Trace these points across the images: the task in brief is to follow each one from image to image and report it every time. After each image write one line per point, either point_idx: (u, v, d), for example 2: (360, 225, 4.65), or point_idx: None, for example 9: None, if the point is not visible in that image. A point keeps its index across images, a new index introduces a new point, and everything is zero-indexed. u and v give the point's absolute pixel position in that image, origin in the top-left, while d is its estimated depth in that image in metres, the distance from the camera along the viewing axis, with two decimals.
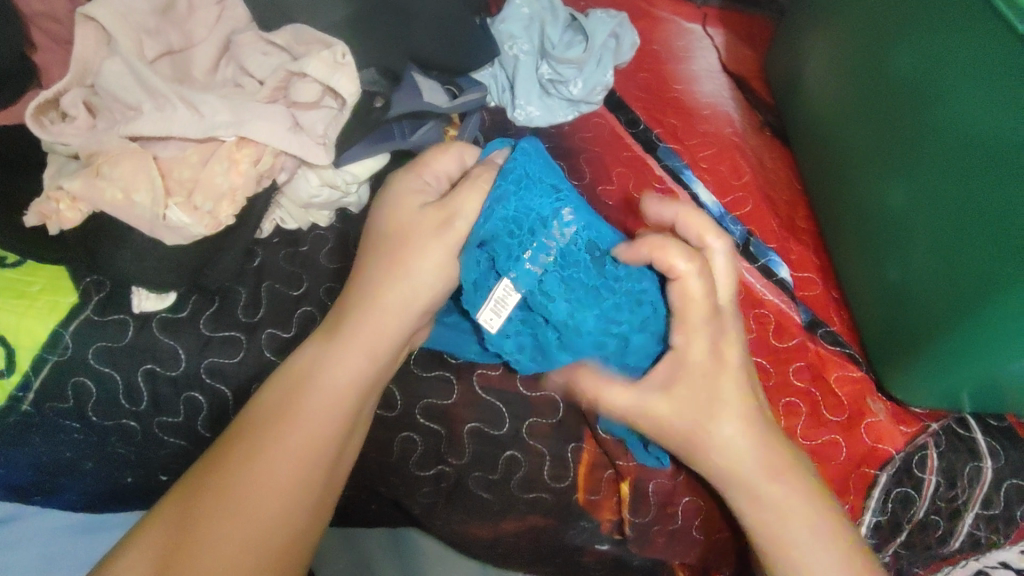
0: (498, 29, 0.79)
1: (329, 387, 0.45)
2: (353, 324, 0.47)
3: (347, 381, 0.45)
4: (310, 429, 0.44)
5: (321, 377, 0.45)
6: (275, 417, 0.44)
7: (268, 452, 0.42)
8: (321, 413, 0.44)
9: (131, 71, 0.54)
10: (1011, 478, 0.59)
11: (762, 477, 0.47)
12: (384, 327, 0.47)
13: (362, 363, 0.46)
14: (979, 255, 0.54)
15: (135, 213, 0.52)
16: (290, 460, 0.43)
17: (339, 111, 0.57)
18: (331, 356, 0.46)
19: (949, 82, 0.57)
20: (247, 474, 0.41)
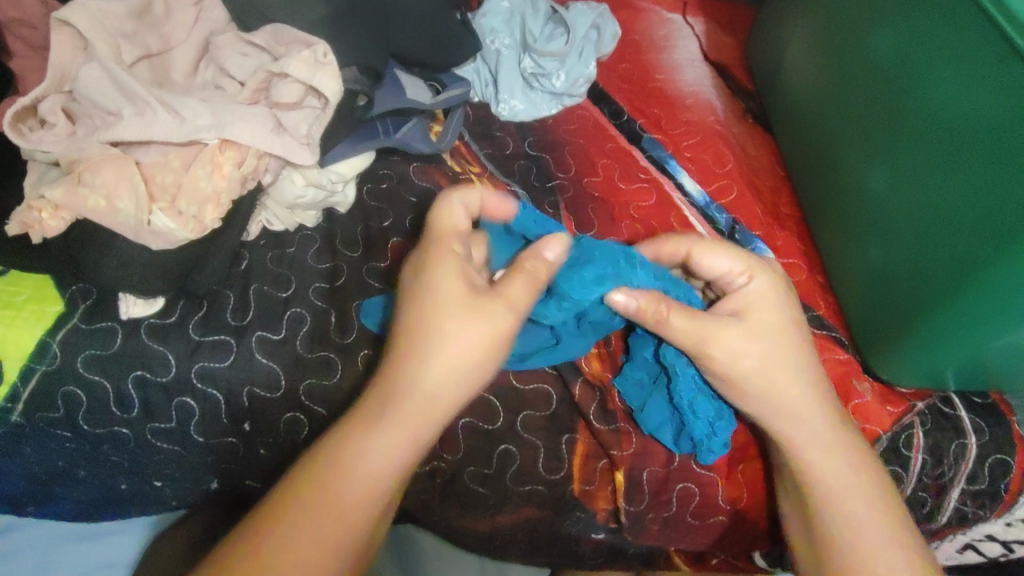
0: (479, 23, 0.80)
1: (391, 449, 0.42)
2: (400, 398, 0.43)
3: (389, 467, 0.42)
4: (353, 512, 0.41)
5: (364, 462, 0.41)
6: (322, 497, 0.40)
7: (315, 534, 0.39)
8: (366, 498, 0.41)
9: (109, 76, 0.54)
10: (995, 454, 0.60)
11: (851, 479, 0.49)
12: (428, 412, 0.43)
13: (403, 448, 0.42)
14: (960, 236, 0.55)
15: (119, 220, 0.51)
16: (334, 542, 0.40)
17: (321, 110, 0.57)
18: (373, 439, 0.42)
19: (928, 64, 0.57)
20: (309, 533, 0.39)
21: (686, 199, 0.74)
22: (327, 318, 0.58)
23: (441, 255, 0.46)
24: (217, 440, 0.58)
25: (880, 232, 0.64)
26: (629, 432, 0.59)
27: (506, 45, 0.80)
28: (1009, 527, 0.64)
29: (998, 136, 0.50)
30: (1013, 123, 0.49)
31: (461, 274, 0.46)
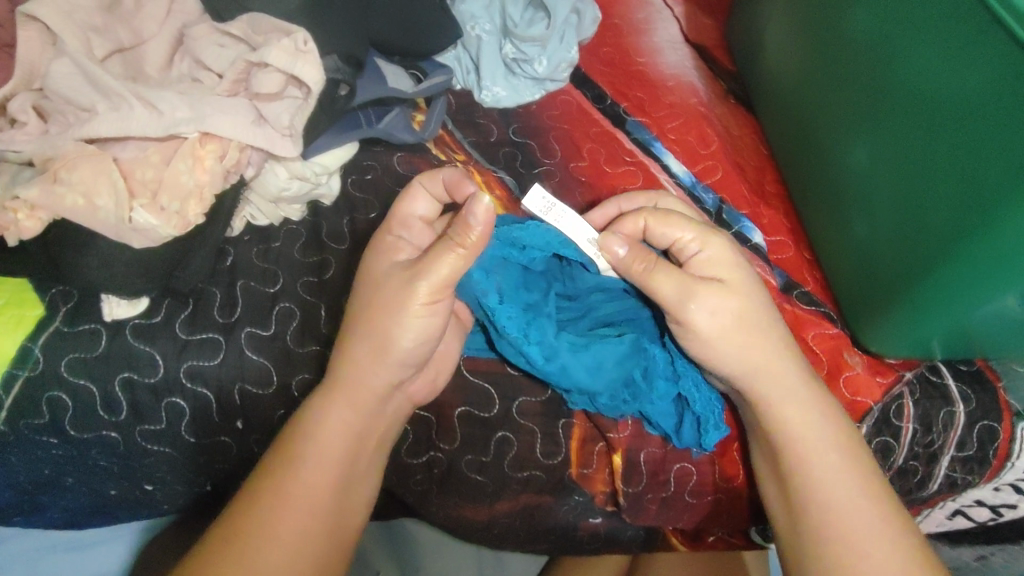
0: (459, 9, 0.78)
1: (341, 415, 0.47)
2: (349, 373, 0.48)
3: (343, 430, 0.47)
4: (317, 475, 0.46)
5: (319, 435, 0.47)
6: (287, 470, 0.45)
7: (289, 501, 0.45)
8: (327, 463, 0.46)
9: (81, 70, 0.52)
10: (982, 420, 0.62)
11: (825, 438, 0.51)
12: (370, 383, 0.48)
13: (347, 415, 0.47)
14: (939, 206, 0.56)
15: (98, 218, 0.50)
16: (307, 505, 0.45)
17: (304, 100, 0.56)
18: (323, 414, 0.47)
19: (902, 37, 0.58)
20: (276, 502, 0.45)
21: (671, 181, 0.75)
22: (318, 311, 0.58)
23: (382, 244, 0.50)
24: (210, 439, 0.57)
25: (864, 207, 0.65)
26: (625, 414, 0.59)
27: (487, 31, 0.78)
28: (997, 491, 0.65)
29: (978, 107, 0.51)
30: (993, 93, 0.49)
31: (398, 258, 0.49)
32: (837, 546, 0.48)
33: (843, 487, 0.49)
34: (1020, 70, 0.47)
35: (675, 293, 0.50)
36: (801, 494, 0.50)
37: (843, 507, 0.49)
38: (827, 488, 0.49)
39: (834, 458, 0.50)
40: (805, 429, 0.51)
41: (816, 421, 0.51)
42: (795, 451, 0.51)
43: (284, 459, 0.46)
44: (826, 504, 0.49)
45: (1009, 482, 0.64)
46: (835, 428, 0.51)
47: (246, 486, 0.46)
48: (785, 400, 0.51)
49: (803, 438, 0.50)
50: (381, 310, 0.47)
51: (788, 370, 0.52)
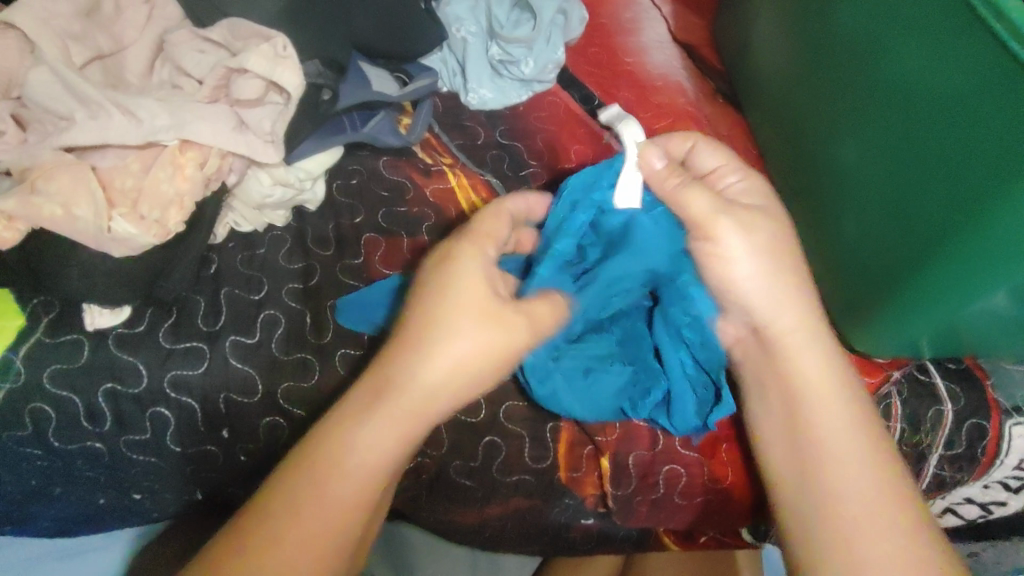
0: (444, 11, 0.78)
1: (377, 441, 0.41)
2: (402, 383, 0.42)
3: (378, 459, 0.41)
4: (334, 511, 0.39)
5: (349, 461, 0.40)
6: (307, 492, 0.39)
7: (305, 532, 0.38)
8: (355, 496, 0.40)
9: (58, 79, 0.52)
10: (970, 419, 0.62)
11: (867, 467, 0.46)
12: (425, 400, 0.42)
13: (393, 443, 0.41)
14: (928, 204, 0.55)
15: (78, 227, 0.49)
16: (322, 543, 0.39)
17: (285, 105, 0.55)
18: (360, 432, 0.40)
19: (889, 34, 0.58)
20: (292, 543, 0.38)
21: None
22: (303, 318, 0.57)
23: (449, 257, 0.45)
24: (195, 449, 0.56)
25: (854, 207, 0.65)
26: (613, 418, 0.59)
27: (472, 33, 0.78)
28: (986, 489, 0.65)
29: (964, 104, 0.51)
30: (980, 90, 0.49)
31: (467, 271, 0.45)
32: (835, 493, 0.45)
33: (844, 434, 0.46)
34: (1004, 67, 0.47)
35: (712, 209, 0.49)
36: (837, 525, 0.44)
37: (843, 455, 0.46)
38: (828, 435, 0.47)
39: (839, 408, 0.47)
40: (806, 371, 0.48)
41: (819, 367, 0.49)
42: (799, 392, 0.48)
43: (305, 479, 0.39)
44: (824, 449, 0.46)
45: (998, 480, 0.64)
46: (839, 376, 0.49)
47: (252, 501, 0.40)
48: (820, 389, 0.48)
49: (805, 380, 0.48)
50: (435, 328, 0.43)
51: (792, 307, 0.49)
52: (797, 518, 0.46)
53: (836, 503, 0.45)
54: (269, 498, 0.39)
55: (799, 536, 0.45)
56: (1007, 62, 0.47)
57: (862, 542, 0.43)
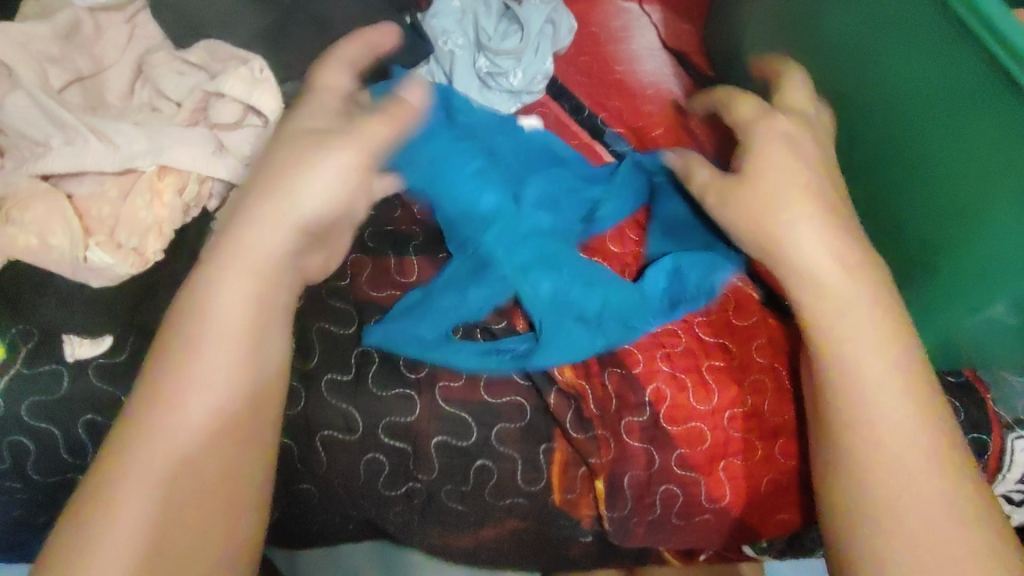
0: (429, 24, 0.76)
1: (214, 358, 0.42)
2: (199, 316, 0.43)
3: (217, 402, 0.41)
4: (180, 442, 0.40)
5: (187, 401, 0.41)
6: (144, 435, 0.40)
7: (169, 471, 0.40)
8: (208, 418, 0.41)
9: (36, 104, 0.51)
10: (971, 433, 0.60)
11: (893, 417, 0.45)
12: (260, 252, 0.45)
13: (223, 370, 0.42)
14: (922, 218, 0.55)
15: (54, 256, 0.48)
16: (214, 461, 0.41)
17: (263, 127, 0.55)
18: (198, 363, 0.42)
19: (881, 44, 0.56)
20: (171, 426, 0.40)
21: None
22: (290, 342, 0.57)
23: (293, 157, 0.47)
24: None
25: None
26: (607, 438, 0.57)
27: (459, 46, 0.76)
28: None
29: (957, 114, 0.50)
30: (972, 101, 0.49)
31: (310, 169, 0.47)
32: (875, 465, 0.44)
33: (905, 439, 0.45)
34: (996, 83, 0.47)
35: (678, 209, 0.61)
36: (864, 480, 0.44)
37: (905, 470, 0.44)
38: (900, 453, 0.44)
39: (897, 400, 0.46)
40: (864, 365, 0.47)
41: (889, 386, 0.46)
42: (849, 377, 0.47)
43: (144, 424, 0.40)
44: (888, 459, 0.44)
45: (1003, 493, 0.63)
46: (903, 373, 0.47)
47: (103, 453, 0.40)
48: (844, 328, 0.48)
49: (862, 373, 0.46)
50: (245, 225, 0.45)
51: (867, 302, 0.48)
52: (852, 532, 0.44)
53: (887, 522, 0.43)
54: (115, 441, 0.40)
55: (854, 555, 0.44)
56: (997, 78, 0.47)
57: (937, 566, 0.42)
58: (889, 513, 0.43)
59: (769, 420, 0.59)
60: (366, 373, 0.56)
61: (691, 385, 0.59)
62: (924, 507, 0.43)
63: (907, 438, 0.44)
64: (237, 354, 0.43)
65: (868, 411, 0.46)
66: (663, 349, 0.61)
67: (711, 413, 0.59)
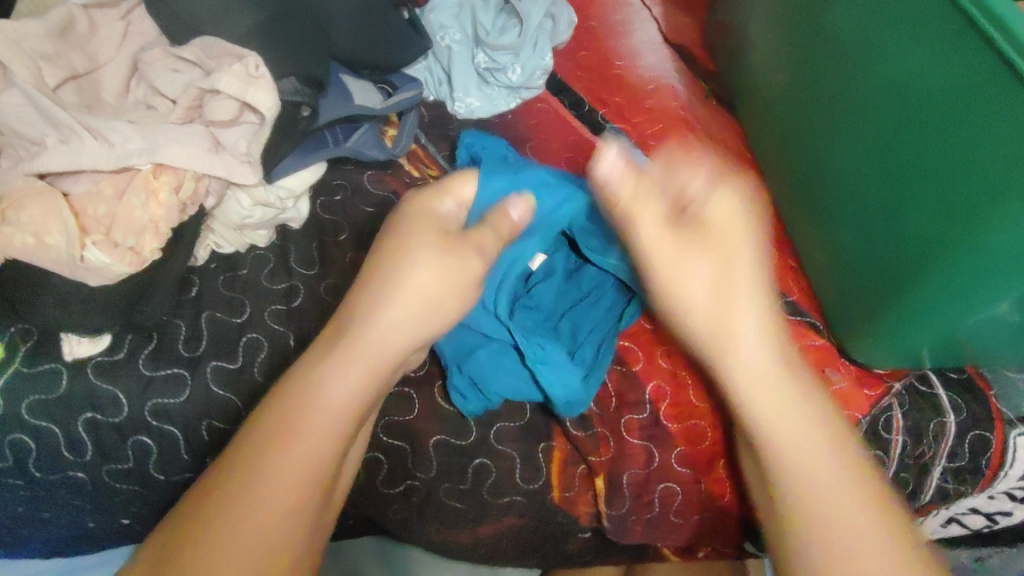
0: (428, 20, 0.77)
1: (325, 404, 0.40)
2: (373, 338, 0.44)
3: (345, 400, 0.41)
4: (310, 442, 0.39)
5: (324, 394, 0.40)
6: (285, 423, 0.39)
7: (291, 448, 0.38)
8: (328, 423, 0.40)
9: (30, 102, 0.50)
10: (974, 431, 0.60)
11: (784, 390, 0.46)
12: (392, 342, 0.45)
13: (360, 377, 0.42)
14: (925, 219, 0.54)
15: (51, 256, 0.48)
16: (297, 475, 0.38)
17: (260, 125, 0.54)
18: (327, 371, 0.41)
19: (890, 37, 0.55)
20: (270, 456, 0.38)
21: None
22: (286, 342, 0.56)
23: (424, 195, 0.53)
24: (180, 477, 0.55)
25: (848, 212, 0.63)
26: (606, 437, 0.58)
27: (457, 41, 0.77)
28: (991, 499, 0.64)
29: (959, 108, 0.49)
30: (976, 100, 0.48)
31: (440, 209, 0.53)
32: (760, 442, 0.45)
33: (797, 432, 0.44)
34: (1008, 87, 0.45)
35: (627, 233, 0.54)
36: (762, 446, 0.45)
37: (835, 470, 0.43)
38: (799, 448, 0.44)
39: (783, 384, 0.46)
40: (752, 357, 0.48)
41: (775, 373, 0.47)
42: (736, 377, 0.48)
43: (282, 405, 0.40)
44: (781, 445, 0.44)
45: (1004, 491, 0.63)
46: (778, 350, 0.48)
47: (217, 464, 0.39)
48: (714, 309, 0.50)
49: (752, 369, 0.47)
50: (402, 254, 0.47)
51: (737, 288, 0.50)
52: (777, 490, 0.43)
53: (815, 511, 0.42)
54: (229, 449, 0.39)
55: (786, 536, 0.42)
56: (1008, 81, 0.45)
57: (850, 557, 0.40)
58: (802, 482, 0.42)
59: None
60: None
61: (691, 383, 0.60)
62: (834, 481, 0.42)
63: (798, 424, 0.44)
64: (362, 375, 0.42)
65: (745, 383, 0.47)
66: (663, 346, 0.62)
67: (710, 412, 0.59)
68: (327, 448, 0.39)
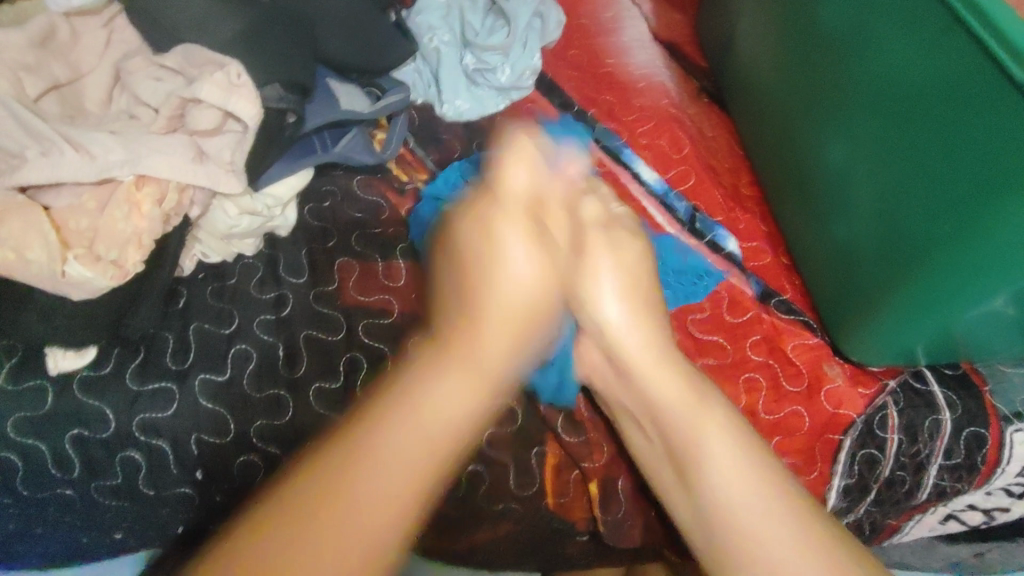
0: (414, 22, 0.75)
1: (444, 407, 0.40)
2: (478, 338, 0.44)
3: (462, 409, 0.40)
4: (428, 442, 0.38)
5: (441, 394, 0.40)
6: (409, 418, 0.39)
7: (414, 429, 0.38)
8: (432, 435, 0.39)
9: (10, 115, 0.50)
10: (969, 427, 0.60)
11: (686, 408, 0.45)
12: (492, 357, 0.44)
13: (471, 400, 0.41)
14: (919, 216, 0.53)
15: (31, 271, 0.48)
16: (378, 519, 0.35)
17: (243, 133, 0.53)
18: (446, 377, 0.41)
19: (879, 32, 0.55)
20: (383, 460, 0.37)
21: (643, 189, 0.73)
22: (275, 352, 0.55)
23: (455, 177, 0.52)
24: (170, 492, 0.54)
25: (843, 209, 0.62)
26: (599, 442, 0.57)
27: (445, 43, 0.75)
28: (989, 496, 0.63)
29: (949, 103, 0.49)
30: (968, 97, 0.47)
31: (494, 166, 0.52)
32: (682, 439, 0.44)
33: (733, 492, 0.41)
34: (999, 84, 0.45)
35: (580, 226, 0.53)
36: (698, 447, 0.43)
37: (730, 449, 0.43)
38: (698, 427, 0.44)
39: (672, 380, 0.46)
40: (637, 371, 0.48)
41: (664, 372, 0.47)
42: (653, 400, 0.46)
43: (406, 397, 0.40)
44: (679, 434, 0.44)
45: (1001, 487, 0.62)
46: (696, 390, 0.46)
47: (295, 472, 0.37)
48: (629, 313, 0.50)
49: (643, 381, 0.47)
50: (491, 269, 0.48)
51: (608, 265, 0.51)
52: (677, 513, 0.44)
53: (721, 490, 0.41)
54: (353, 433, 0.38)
55: (686, 522, 0.43)
56: (999, 79, 0.44)
57: (764, 552, 0.39)
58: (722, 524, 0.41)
59: (765, 420, 0.60)
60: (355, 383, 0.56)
61: None
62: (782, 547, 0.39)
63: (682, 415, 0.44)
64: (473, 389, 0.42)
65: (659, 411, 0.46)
66: None
67: None
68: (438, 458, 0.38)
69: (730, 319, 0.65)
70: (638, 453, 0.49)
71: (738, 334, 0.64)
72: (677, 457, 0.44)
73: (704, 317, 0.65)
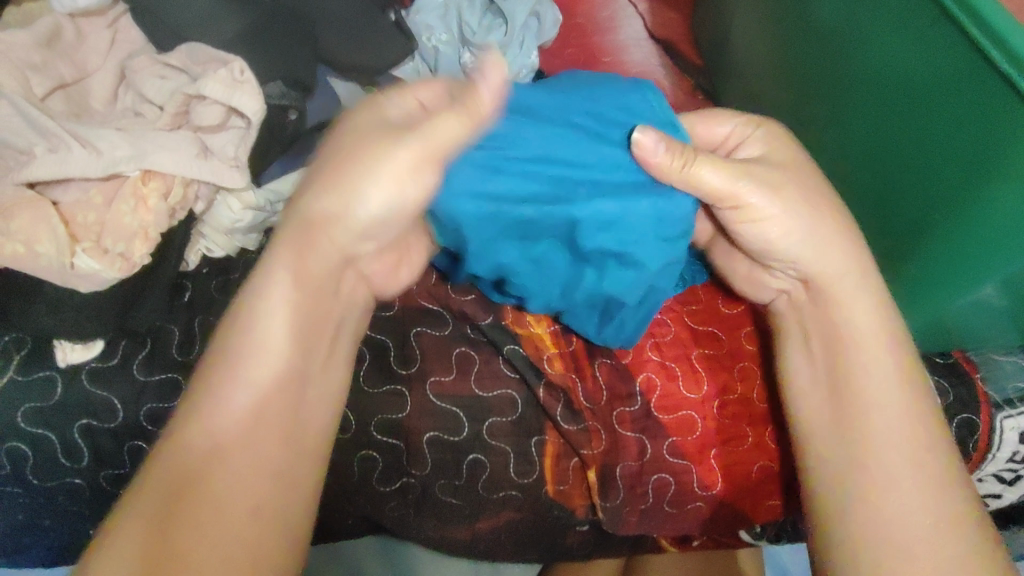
0: (413, 20, 0.77)
1: (221, 420, 0.41)
2: (256, 338, 0.43)
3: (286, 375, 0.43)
4: (267, 443, 0.41)
5: (228, 408, 0.41)
6: (211, 456, 0.40)
7: (250, 431, 0.41)
8: (268, 441, 0.41)
9: (18, 112, 0.51)
10: (960, 414, 0.61)
11: (887, 379, 0.50)
12: (269, 352, 0.43)
13: (280, 378, 0.43)
14: (908, 206, 0.55)
15: (41, 264, 0.49)
16: (245, 511, 0.39)
17: (246, 129, 0.55)
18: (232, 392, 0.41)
19: (867, 26, 0.56)
20: (227, 469, 0.40)
21: None
22: None
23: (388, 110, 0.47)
24: None
25: (836, 201, 0.64)
26: (598, 430, 0.58)
27: (443, 42, 0.77)
28: (983, 483, 0.64)
29: (935, 96, 0.50)
30: (953, 90, 0.48)
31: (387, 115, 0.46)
32: (858, 405, 0.50)
33: (897, 460, 0.48)
34: (984, 78, 0.46)
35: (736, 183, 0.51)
36: (864, 419, 0.49)
37: (893, 421, 0.49)
38: (869, 402, 0.50)
39: (885, 359, 0.50)
40: (858, 324, 0.52)
41: (863, 302, 0.52)
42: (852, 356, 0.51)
43: (191, 438, 0.40)
44: (848, 373, 0.51)
45: (992, 474, 0.63)
46: (896, 361, 0.51)
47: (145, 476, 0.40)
48: (840, 273, 0.52)
49: (859, 334, 0.51)
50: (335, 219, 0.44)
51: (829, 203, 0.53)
52: (822, 469, 0.50)
53: (879, 464, 0.48)
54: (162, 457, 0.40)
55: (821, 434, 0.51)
56: (985, 73, 0.45)
57: (899, 521, 0.46)
58: (871, 490, 0.47)
59: (760, 407, 0.61)
60: (358, 374, 0.57)
61: (680, 373, 0.61)
62: (914, 518, 0.46)
63: (879, 385, 0.50)
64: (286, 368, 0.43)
65: (857, 367, 0.51)
66: (651, 339, 0.63)
67: (701, 401, 0.60)
68: (296, 445, 0.43)
69: (726, 309, 0.65)
70: (790, 375, 0.54)
71: (732, 325, 0.65)
72: (844, 410, 0.50)
73: (698, 311, 0.65)
